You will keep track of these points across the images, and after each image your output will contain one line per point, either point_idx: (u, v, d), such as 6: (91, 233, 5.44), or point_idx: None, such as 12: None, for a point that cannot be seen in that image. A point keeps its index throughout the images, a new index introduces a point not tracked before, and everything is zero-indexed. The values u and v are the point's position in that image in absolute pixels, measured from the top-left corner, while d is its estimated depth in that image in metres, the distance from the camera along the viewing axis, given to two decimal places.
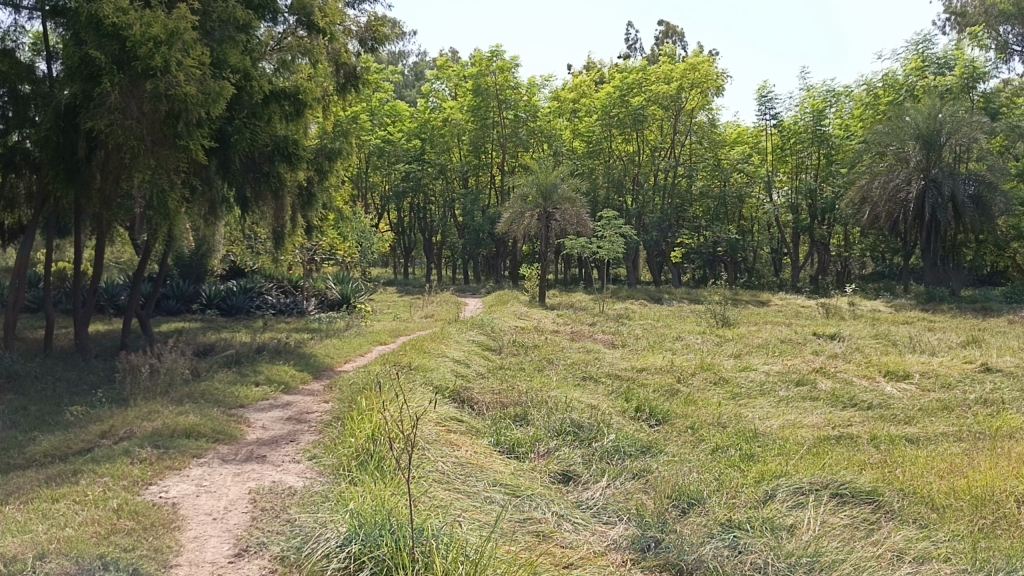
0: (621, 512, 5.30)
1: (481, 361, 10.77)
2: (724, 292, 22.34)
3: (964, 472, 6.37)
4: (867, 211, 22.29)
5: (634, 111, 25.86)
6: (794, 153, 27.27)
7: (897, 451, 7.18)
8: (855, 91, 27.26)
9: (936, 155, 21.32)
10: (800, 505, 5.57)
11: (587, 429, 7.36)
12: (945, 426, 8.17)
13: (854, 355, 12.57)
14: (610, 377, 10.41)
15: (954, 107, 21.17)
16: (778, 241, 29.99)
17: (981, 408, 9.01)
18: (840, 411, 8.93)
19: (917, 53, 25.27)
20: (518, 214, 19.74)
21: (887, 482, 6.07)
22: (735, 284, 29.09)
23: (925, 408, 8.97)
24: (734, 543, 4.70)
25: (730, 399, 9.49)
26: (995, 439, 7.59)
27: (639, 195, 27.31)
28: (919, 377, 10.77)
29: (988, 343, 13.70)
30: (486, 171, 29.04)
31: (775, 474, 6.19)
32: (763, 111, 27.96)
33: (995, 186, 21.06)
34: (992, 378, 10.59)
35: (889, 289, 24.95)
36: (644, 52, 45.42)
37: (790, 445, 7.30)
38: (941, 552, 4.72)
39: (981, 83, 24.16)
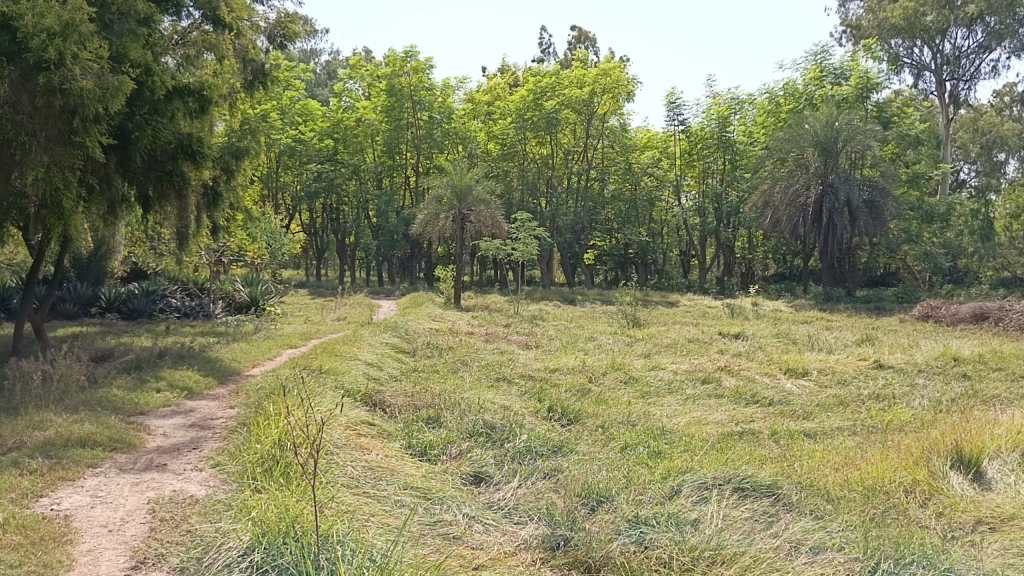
0: (531, 512, 5.35)
1: (393, 364, 10.66)
2: (634, 294, 22.88)
3: (857, 464, 6.67)
4: (770, 215, 23.09)
5: (547, 115, 26.20)
6: (701, 158, 28.23)
7: (795, 445, 7.47)
8: (758, 99, 28.29)
9: (833, 162, 22.31)
10: (703, 500, 5.73)
11: (499, 430, 7.38)
12: (840, 421, 8.52)
13: (757, 354, 13.02)
14: (523, 378, 10.47)
15: (849, 116, 22.33)
16: (686, 244, 30.83)
17: (874, 402, 9.44)
18: (743, 408, 9.23)
19: (816, 63, 26.56)
20: (433, 216, 19.69)
21: (786, 475, 6.31)
22: (646, 285, 29.84)
23: (822, 404, 9.37)
24: (640, 538, 4.80)
25: (640, 398, 9.66)
26: (886, 432, 7.99)
27: (553, 198, 27.61)
28: (817, 374, 11.24)
29: (880, 341, 14.43)
30: (400, 172, 28.89)
31: (681, 470, 6.36)
32: (671, 117, 28.68)
33: (886, 193, 22.34)
34: (884, 374, 11.13)
35: (790, 290, 26.01)
36: (557, 56, 45.98)
37: (696, 441, 7.51)
38: (835, 542, 4.93)
39: (875, 94, 25.35)
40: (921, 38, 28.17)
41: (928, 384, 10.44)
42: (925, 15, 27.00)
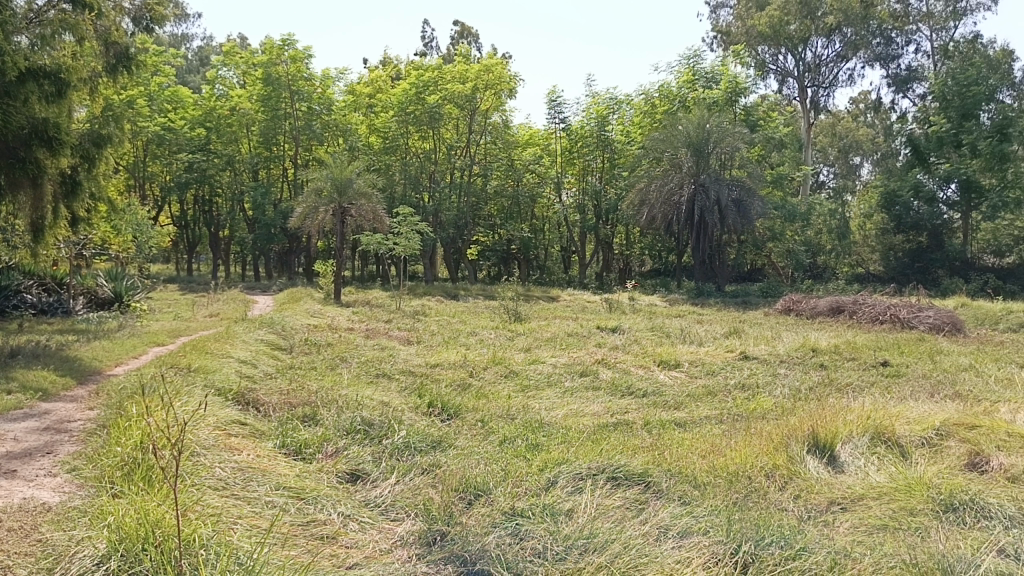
0: (408, 508, 5.32)
1: (269, 361, 10.36)
2: (516, 289, 23.13)
3: (722, 451, 6.98)
4: (646, 213, 23.80)
5: (429, 109, 26.03)
6: (581, 156, 28.71)
7: (665, 434, 7.76)
8: (635, 100, 29.23)
9: (704, 162, 23.28)
10: (578, 490, 5.86)
11: (378, 427, 7.30)
12: (708, 411, 8.87)
13: (632, 347, 13.43)
14: (403, 374, 10.36)
15: (719, 118, 23.30)
16: (566, 240, 31.37)
17: (739, 392, 9.91)
18: (619, 400, 9.49)
19: (689, 67, 27.80)
20: (311, 209, 19.24)
21: (657, 464, 6.53)
22: (528, 281, 30.23)
23: (692, 394, 9.76)
24: (516, 530, 4.87)
25: (520, 392, 9.75)
26: (749, 420, 8.39)
27: (436, 192, 27.22)
28: (688, 366, 11.69)
29: (746, 333, 15.17)
30: (277, 164, 28.06)
31: (557, 461, 6.48)
32: (552, 115, 29.01)
33: (753, 193, 23.39)
34: (749, 365, 11.71)
35: (665, 285, 26.94)
36: (440, 50, 45.83)
37: (572, 433, 7.67)
38: (701, 526, 5.13)
39: (742, 97, 26.62)
40: (785, 46, 29.75)
41: (789, 373, 11.05)
42: (789, 24, 28.52)
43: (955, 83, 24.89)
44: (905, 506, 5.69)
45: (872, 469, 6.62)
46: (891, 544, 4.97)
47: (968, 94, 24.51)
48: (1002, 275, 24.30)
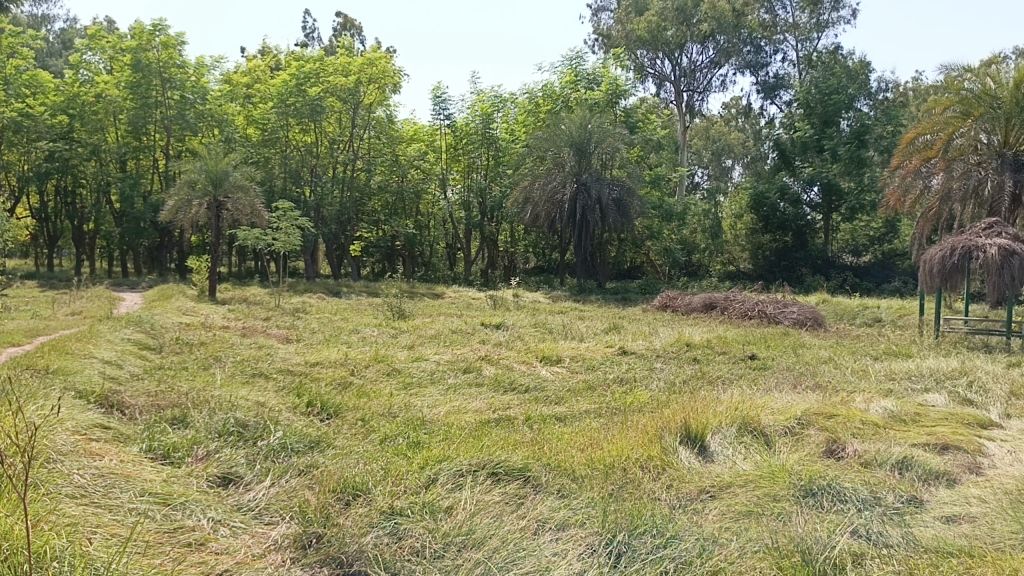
0: (283, 511, 5.17)
1: (136, 362, 9.86)
2: (400, 285, 22.93)
3: (600, 444, 7.14)
4: (529, 211, 24.08)
5: (311, 101, 25.40)
6: (466, 153, 28.71)
7: (546, 429, 7.86)
8: (519, 99, 29.60)
9: (585, 162, 23.81)
10: (458, 487, 5.85)
11: (253, 428, 7.07)
12: (588, 405, 9.06)
13: (515, 343, 13.55)
14: (281, 373, 10.07)
15: (600, 119, 23.87)
16: (451, 237, 31.33)
17: (617, 386, 10.17)
18: (501, 396, 9.54)
19: (571, 68, 28.34)
20: (184, 202, 18.44)
21: (536, 458, 6.61)
22: (412, 278, 30.05)
23: (572, 389, 9.94)
24: (394, 530, 4.82)
25: (402, 390, 9.66)
26: (626, 413, 8.62)
27: (317, 187, 26.67)
28: (569, 361, 11.90)
29: (625, 329, 15.59)
30: (148, 155, 26.73)
31: (438, 459, 6.44)
32: (437, 111, 28.93)
33: (632, 192, 24.00)
34: (627, 360, 12.04)
35: (548, 282, 27.34)
36: (321, 42, 44.85)
37: (454, 430, 7.66)
38: (578, 518, 5.23)
39: (622, 99, 27.38)
40: (662, 51, 30.71)
41: (664, 367, 11.42)
42: (666, 30, 29.43)
43: (818, 92, 26.40)
44: (769, 492, 5.97)
45: (740, 458, 6.92)
46: (755, 529, 5.21)
47: (829, 102, 26.05)
48: (859, 272, 25.96)
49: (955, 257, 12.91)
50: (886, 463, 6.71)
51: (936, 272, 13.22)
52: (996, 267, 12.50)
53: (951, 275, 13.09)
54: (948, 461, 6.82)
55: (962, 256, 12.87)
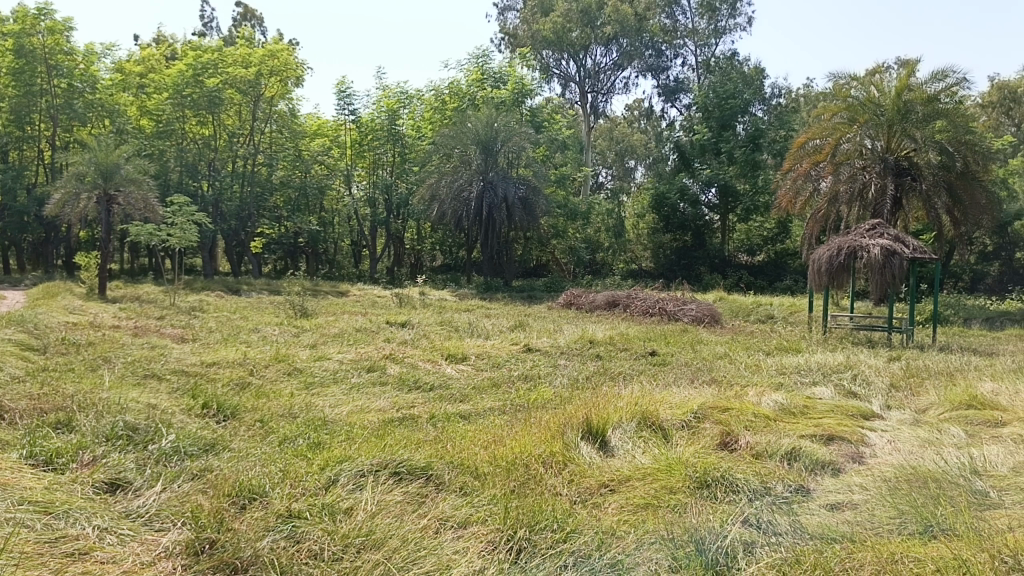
0: (174, 517, 4.98)
1: (17, 364, 9.31)
2: (303, 283, 22.46)
3: (503, 441, 7.17)
4: (436, 208, 24.01)
5: (208, 93, 24.56)
6: (371, 149, 28.34)
7: (450, 427, 7.85)
8: (426, 96, 29.63)
9: (492, 160, 23.91)
10: (359, 488, 5.77)
11: (143, 432, 6.78)
12: (492, 402, 9.09)
13: (421, 341, 13.47)
14: (175, 374, 9.71)
15: (506, 118, 24.03)
16: (356, 234, 30.90)
17: (522, 383, 10.26)
18: (406, 394, 9.47)
19: (477, 66, 28.74)
20: (71, 195, 17.55)
21: (439, 456, 6.58)
22: (316, 275, 29.49)
23: (477, 386, 9.96)
24: (291, 533, 4.71)
25: (303, 390, 9.46)
26: (530, 409, 8.69)
27: (216, 181, 25.86)
28: (474, 359, 11.92)
29: (530, 327, 15.73)
30: (32, 145, 25.30)
31: (339, 459, 6.34)
32: (341, 106, 28.48)
33: (538, 191, 24.25)
34: (532, 357, 12.15)
35: (455, 280, 27.29)
36: (220, 33, 43.51)
37: (356, 429, 7.56)
38: (479, 516, 5.23)
39: (528, 99, 27.65)
40: (567, 52, 31.12)
41: (568, 364, 11.57)
42: (571, 31, 29.85)
43: (715, 96, 27.29)
44: (667, 485, 6.12)
45: (639, 451, 7.07)
46: (653, 521, 5.33)
47: (726, 106, 26.97)
48: (754, 271, 26.94)
49: (841, 256, 13.57)
50: (776, 455, 6.99)
51: (824, 271, 13.87)
52: (878, 266, 13.18)
53: (838, 274, 13.76)
54: (833, 451, 7.16)
55: (848, 255, 13.54)
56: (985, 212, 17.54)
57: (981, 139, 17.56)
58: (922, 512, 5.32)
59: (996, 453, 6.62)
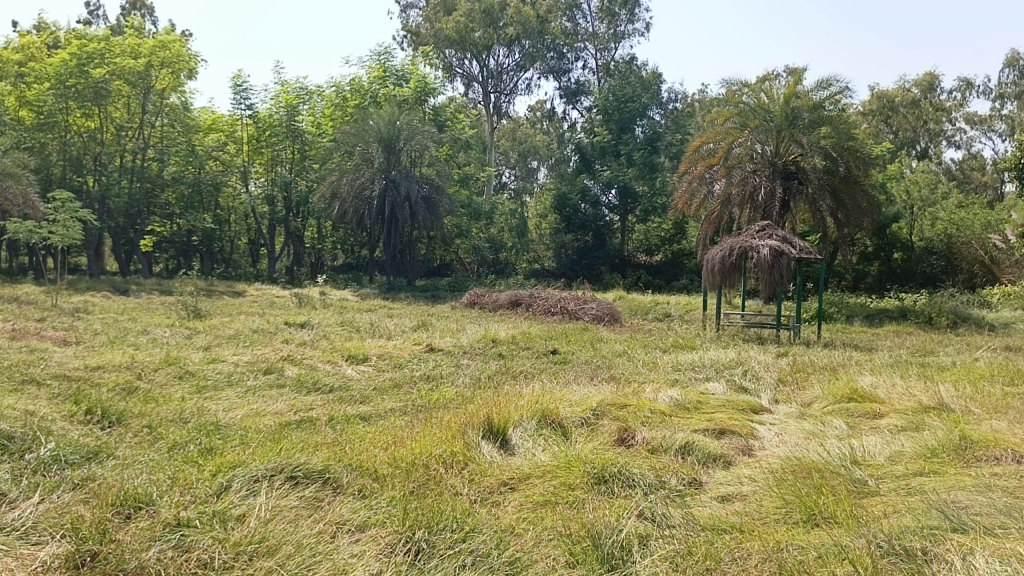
0: (52, 529, 4.71)
1: None
2: (197, 282, 21.66)
3: (403, 442, 7.10)
4: (336, 206, 23.42)
5: (94, 83, 23.15)
6: (269, 146, 27.59)
7: (349, 429, 7.73)
8: (326, 92, 29.21)
9: (394, 158, 23.70)
10: (253, 494, 5.60)
11: (19, 441, 6.38)
12: (392, 403, 9.00)
13: (321, 342, 13.19)
14: (56, 379, 9.21)
15: (408, 116, 23.85)
16: (254, 233, 30.09)
17: (423, 383, 10.18)
18: (304, 396, 9.25)
19: (379, 63, 28.56)
20: None
21: (337, 459, 6.46)
22: (211, 275, 28.52)
23: (378, 387, 9.83)
24: (180, 542, 4.53)
25: (195, 393, 9.12)
26: (432, 410, 8.64)
27: (103, 176, 24.66)
28: (376, 360, 11.76)
29: (433, 326, 15.64)
30: None
31: (232, 464, 6.14)
32: (237, 100, 27.63)
33: (441, 190, 24.27)
34: (434, 357, 12.08)
35: (356, 280, 26.87)
36: (107, 21, 41.50)
37: (251, 433, 7.35)
38: (378, 518, 5.16)
39: (431, 98, 27.59)
40: (470, 52, 31.08)
41: (470, 363, 11.58)
42: (474, 31, 29.81)
43: (615, 99, 27.83)
44: (565, 482, 6.19)
45: (539, 449, 7.14)
46: (551, 518, 5.37)
47: (625, 110, 27.56)
48: (652, 271, 27.62)
49: (733, 256, 14.06)
50: (670, 449, 7.18)
51: (717, 270, 14.36)
52: (767, 266, 13.73)
53: (730, 273, 14.26)
54: (724, 444, 7.41)
55: (739, 255, 14.05)
56: (865, 214, 18.49)
57: (862, 145, 18.50)
58: (806, 501, 5.56)
59: (873, 443, 6.99)
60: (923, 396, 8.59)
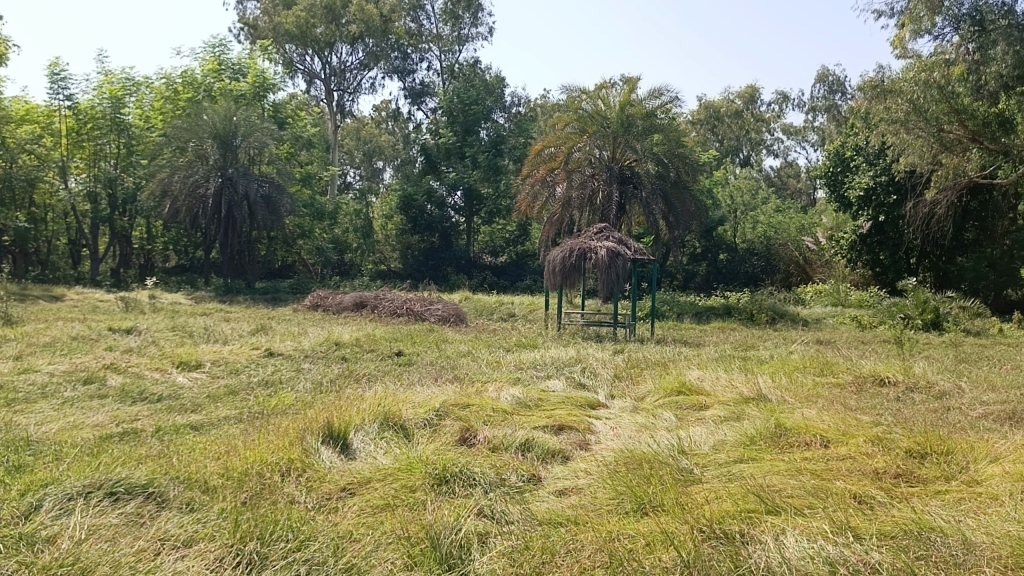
0: None
1: None
2: (8, 286, 19.86)
3: (236, 451, 6.80)
4: (167, 205, 22.17)
5: None
6: (91, 139, 25.62)
7: (178, 440, 7.32)
8: (155, 84, 27.67)
9: (231, 156, 22.76)
10: (66, 513, 5.19)
11: None
12: (227, 411, 8.62)
13: (148, 349, 12.43)
14: None
15: (246, 112, 22.93)
16: (75, 233, 27.97)
17: (261, 389, 9.81)
18: (128, 407, 8.68)
19: (214, 55, 27.37)
20: None
21: (163, 472, 6.11)
22: (25, 278, 26.25)
23: (212, 395, 9.39)
24: None
25: (3, 408, 8.35)
26: (269, 417, 8.34)
27: None
28: (210, 366, 11.23)
29: (273, 330, 15.14)
30: None
31: (44, 483, 5.67)
32: (54, 89, 25.60)
33: (282, 189, 23.46)
34: (273, 362, 11.68)
35: (191, 283, 25.58)
36: None
37: (67, 449, 6.81)
38: (207, 532, 4.92)
39: (270, 93, 26.72)
40: (312, 48, 30.36)
41: (311, 367, 11.27)
42: (315, 27, 29.15)
43: (459, 101, 27.98)
44: (406, 484, 6.15)
45: (380, 452, 7.04)
46: (391, 522, 5.31)
47: (469, 112, 27.78)
48: (497, 271, 28.07)
49: (573, 257, 14.45)
50: (511, 447, 7.29)
51: (558, 271, 14.70)
52: (605, 266, 14.23)
53: (570, 274, 14.67)
54: (563, 440, 7.61)
55: (579, 256, 14.47)
56: (694, 217, 19.59)
57: (690, 152, 19.62)
58: (637, 492, 5.79)
59: (699, 433, 7.40)
60: (744, 387, 9.19)
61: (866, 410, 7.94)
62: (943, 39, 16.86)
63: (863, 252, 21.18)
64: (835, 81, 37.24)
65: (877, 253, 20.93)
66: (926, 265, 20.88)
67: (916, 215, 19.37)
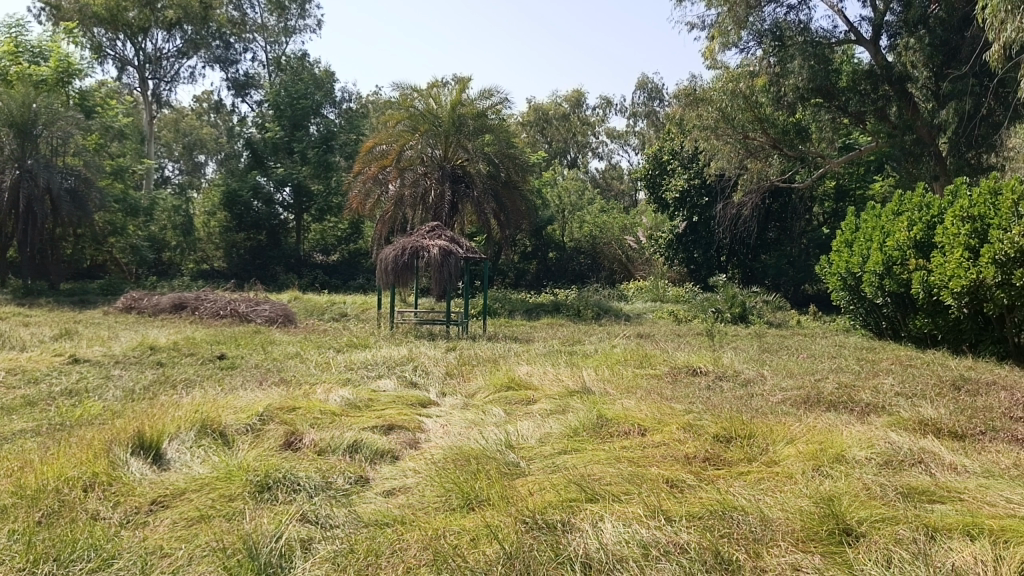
0: None
1: None
2: None
3: (33, 467, 6.25)
4: None
5: None
6: None
7: None
8: None
9: (30, 145, 20.89)
10: None
11: None
12: (23, 424, 7.89)
13: None
14: None
15: (47, 99, 21.10)
16: None
17: (64, 399, 9.05)
18: None
19: (10, 36, 25.01)
20: None
21: None
22: None
23: (6, 408, 8.56)
24: None
25: None
26: (73, 428, 7.73)
27: None
28: (4, 376, 10.23)
29: (79, 335, 14.03)
30: None
31: None
32: None
33: (90, 183, 21.80)
34: (79, 369, 10.81)
35: None
36: None
37: None
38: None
39: (76, 80, 24.74)
40: (123, 32, 28.37)
41: (122, 374, 10.53)
42: (127, 10, 27.28)
43: (286, 95, 27.13)
44: (224, 493, 5.88)
45: (197, 461, 6.69)
46: (207, 533, 5.05)
47: (297, 107, 26.97)
48: (329, 271, 27.76)
49: (405, 256, 14.36)
50: (339, 449, 7.14)
51: (389, 270, 14.51)
52: (437, 265, 14.25)
53: (402, 273, 14.53)
54: (392, 440, 7.54)
55: (410, 255, 14.39)
56: (524, 216, 20.04)
57: (520, 153, 20.01)
58: (463, 488, 5.83)
59: (526, 427, 7.55)
60: (570, 380, 9.50)
61: (679, 399, 8.42)
62: (748, 53, 18.11)
63: (679, 250, 22.39)
64: (653, 89, 39.49)
65: (692, 252, 22.18)
66: (735, 263, 22.34)
67: (725, 216, 20.96)
